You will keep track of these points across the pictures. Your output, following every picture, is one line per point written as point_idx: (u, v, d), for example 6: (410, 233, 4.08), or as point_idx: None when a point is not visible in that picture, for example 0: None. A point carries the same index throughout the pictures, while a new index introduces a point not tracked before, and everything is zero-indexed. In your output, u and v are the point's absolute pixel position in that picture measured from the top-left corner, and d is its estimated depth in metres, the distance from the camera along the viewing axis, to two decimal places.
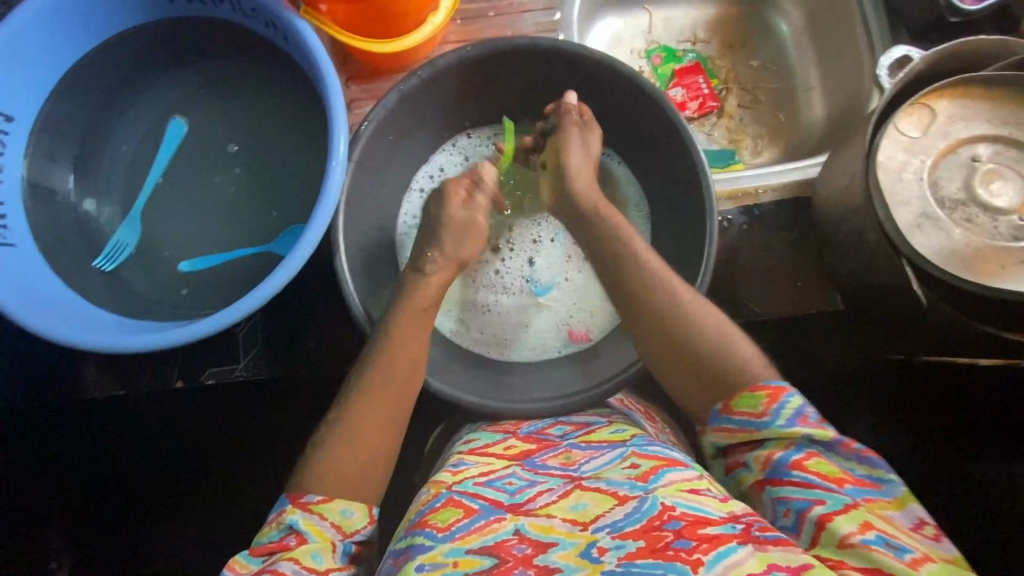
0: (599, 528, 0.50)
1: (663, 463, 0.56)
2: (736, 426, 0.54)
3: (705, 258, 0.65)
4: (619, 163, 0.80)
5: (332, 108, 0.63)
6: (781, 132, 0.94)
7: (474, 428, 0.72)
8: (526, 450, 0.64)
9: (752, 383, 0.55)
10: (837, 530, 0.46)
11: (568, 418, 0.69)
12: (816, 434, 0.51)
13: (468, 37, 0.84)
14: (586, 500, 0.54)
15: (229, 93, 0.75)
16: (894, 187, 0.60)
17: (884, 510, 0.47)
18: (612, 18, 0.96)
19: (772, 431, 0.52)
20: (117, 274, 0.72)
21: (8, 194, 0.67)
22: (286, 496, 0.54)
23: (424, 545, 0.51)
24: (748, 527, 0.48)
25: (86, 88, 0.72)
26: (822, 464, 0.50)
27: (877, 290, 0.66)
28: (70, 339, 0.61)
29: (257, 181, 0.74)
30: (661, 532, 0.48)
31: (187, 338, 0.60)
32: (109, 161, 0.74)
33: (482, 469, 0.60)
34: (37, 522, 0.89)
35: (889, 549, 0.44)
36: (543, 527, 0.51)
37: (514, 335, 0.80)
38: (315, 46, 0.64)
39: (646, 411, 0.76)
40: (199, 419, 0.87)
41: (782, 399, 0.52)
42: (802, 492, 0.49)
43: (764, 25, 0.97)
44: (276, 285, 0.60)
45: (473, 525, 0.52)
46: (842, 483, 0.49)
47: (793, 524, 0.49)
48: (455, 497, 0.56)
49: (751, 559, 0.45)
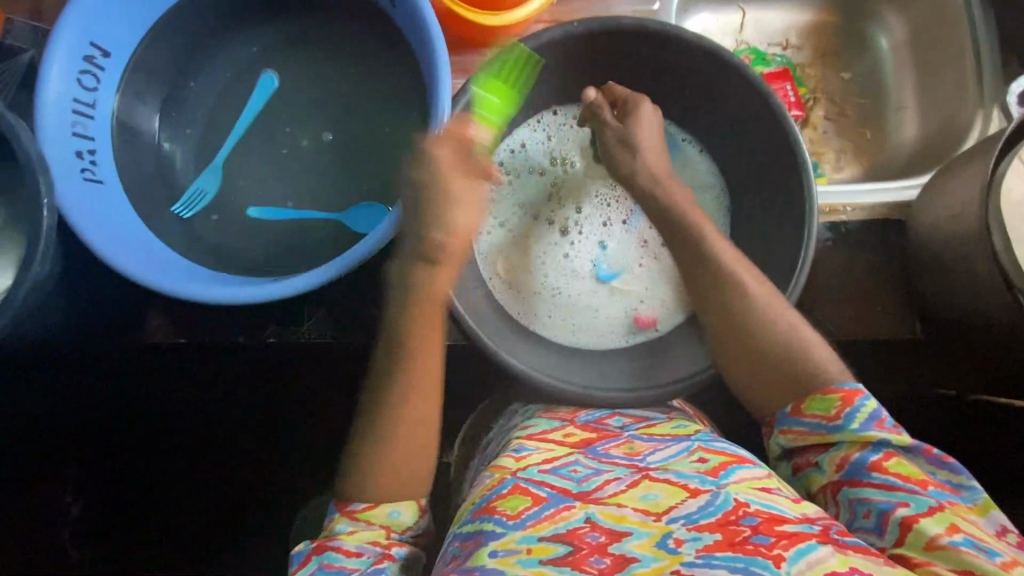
0: (673, 519, 0.49)
1: (732, 460, 0.56)
2: (807, 428, 0.54)
3: (800, 264, 0.64)
4: (699, 151, 0.79)
5: (439, 74, 0.61)
6: (867, 149, 0.91)
7: (529, 414, 0.69)
8: (586, 438, 0.63)
9: (824, 385, 0.54)
10: (925, 531, 0.45)
11: (627, 411, 0.67)
12: (893, 438, 0.50)
13: (562, 18, 0.81)
14: (655, 491, 0.53)
15: (319, 49, 0.74)
16: (1016, 220, 0.58)
17: (968, 514, 0.47)
18: (705, 13, 0.93)
19: (847, 434, 0.51)
20: (193, 222, 0.71)
21: (99, 131, 0.66)
22: (333, 504, 0.55)
23: (495, 532, 0.50)
24: (827, 529, 0.47)
25: (181, 31, 0.70)
26: (902, 466, 0.49)
27: (975, 323, 0.64)
28: (148, 282, 0.60)
29: (338, 142, 0.73)
30: (738, 526, 0.47)
31: (271, 296, 0.60)
32: (195, 109, 0.73)
33: (544, 456, 0.59)
34: (69, 462, 0.88)
35: (979, 552, 0.44)
36: (614, 515, 0.50)
37: (581, 319, 0.78)
38: (427, 11, 0.62)
39: (698, 415, 0.73)
40: (250, 376, 0.86)
41: (856, 403, 0.51)
42: (884, 493, 0.48)
43: (860, 38, 0.94)
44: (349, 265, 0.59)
45: (542, 513, 0.51)
46: (924, 485, 0.48)
47: (875, 525, 0.48)
48: (522, 484, 0.55)
49: (833, 558, 0.44)
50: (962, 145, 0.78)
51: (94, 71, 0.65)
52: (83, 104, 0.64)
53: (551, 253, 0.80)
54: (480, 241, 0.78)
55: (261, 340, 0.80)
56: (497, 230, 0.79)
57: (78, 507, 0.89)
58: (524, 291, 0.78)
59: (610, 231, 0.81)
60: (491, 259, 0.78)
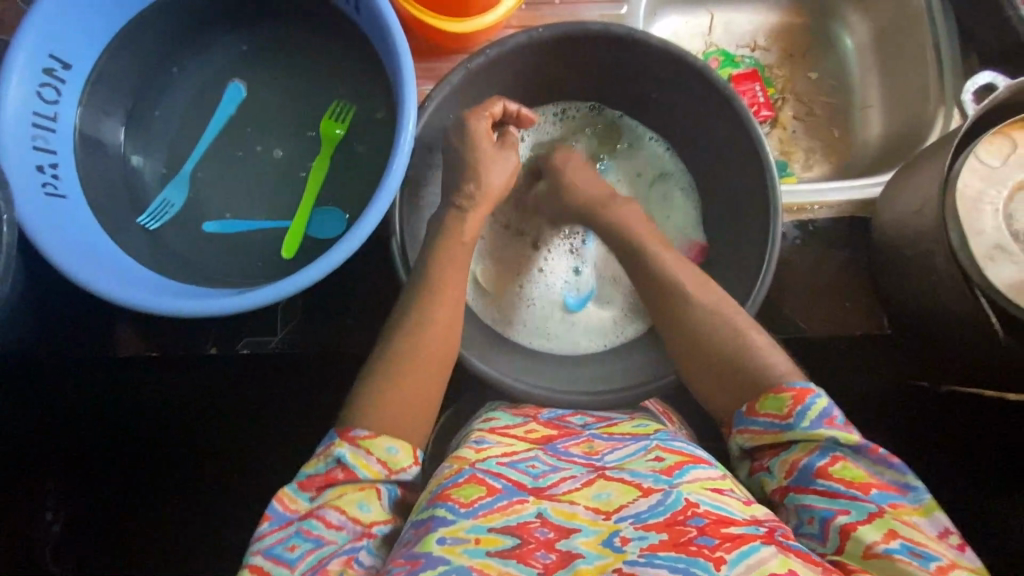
0: (623, 518, 0.50)
1: (688, 459, 0.56)
2: (761, 427, 0.54)
3: (765, 264, 0.65)
4: (665, 148, 0.80)
5: (404, 85, 0.61)
6: (834, 148, 0.93)
7: (493, 408, 0.70)
8: (547, 435, 0.63)
9: (775, 385, 0.55)
10: (862, 539, 0.47)
11: (590, 410, 0.68)
12: (840, 437, 0.51)
13: (531, 23, 0.82)
14: (608, 490, 0.53)
15: (286, 58, 0.73)
16: (971, 216, 0.59)
17: (909, 517, 0.48)
18: (675, 16, 0.94)
19: (797, 433, 0.52)
20: (161, 234, 0.71)
21: (61, 144, 0.65)
22: (334, 431, 0.54)
23: (446, 519, 0.49)
24: (771, 531, 0.49)
25: (145, 42, 0.70)
26: (847, 470, 0.50)
27: (937, 317, 0.65)
28: (114, 297, 0.59)
29: (306, 151, 0.73)
30: (685, 527, 0.48)
31: (240, 308, 0.59)
32: (161, 119, 0.72)
33: (504, 449, 0.59)
34: (42, 479, 0.87)
35: (913, 558, 0.45)
36: (565, 513, 0.51)
37: (566, 332, 0.79)
38: (391, 20, 0.62)
39: (666, 412, 0.73)
40: (224, 387, 0.85)
41: (806, 402, 0.52)
42: (826, 500, 0.50)
43: (826, 38, 0.96)
44: (344, 255, 0.59)
45: (495, 504, 0.51)
46: (868, 489, 0.49)
47: (817, 532, 0.50)
48: (479, 474, 0.54)
49: (774, 559, 0.45)
50: (923, 144, 0.80)
51: (54, 84, 0.64)
52: (44, 118, 0.63)
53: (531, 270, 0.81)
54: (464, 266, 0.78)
55: (234, 351, 0.79)
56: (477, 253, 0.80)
57: (60, 522, 0.88)
58: (507, 310, 0.79)
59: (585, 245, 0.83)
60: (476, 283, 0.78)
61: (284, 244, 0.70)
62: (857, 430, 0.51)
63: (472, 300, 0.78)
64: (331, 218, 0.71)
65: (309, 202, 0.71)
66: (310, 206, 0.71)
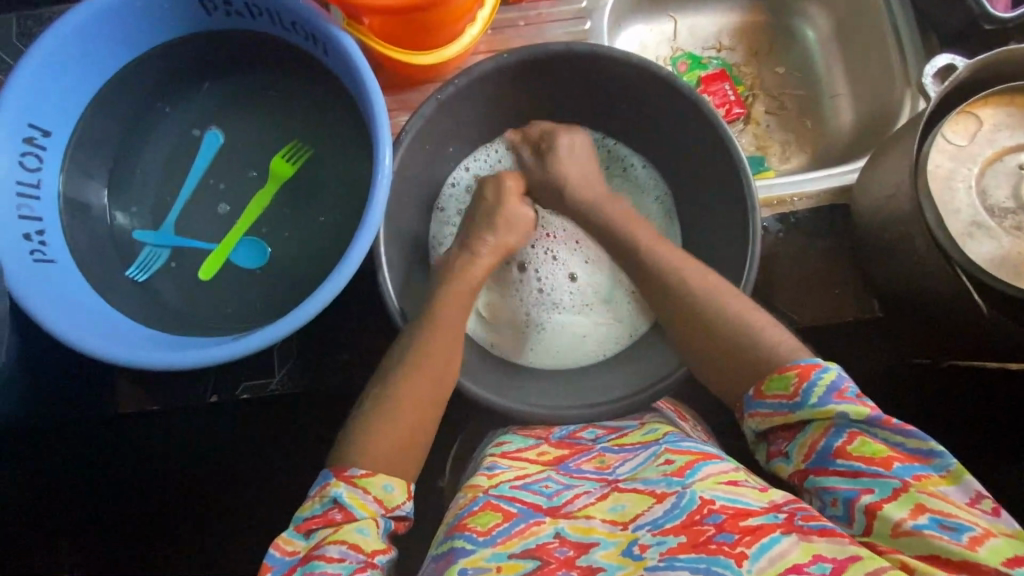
0: (640, 526, 0.49)
1: (698, 457, 0.55)
2: (771, 409, 0.53)
3: (749, 261, 0.65)
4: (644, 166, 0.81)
5: (376, 119, 0.62)
6: (808, 138, 0.94)
7: (504, 430, 0.71)
8: (559, 455, 0.63)
9: (780, 364, 0.54)
10: (889, 517, 0.45)
11: (601, 422, 0.68)
12: (852, 411, 0.49)
13: (499, 47, 0.83)
14: (623, 502, 0.53)
15: (262, 105, 0.75)
16: (944, 197, 0.60)
17: (936, 487, 0.45)
18: (638, 26, 0.96)
19: (807, 411, 0.50)
20: (151, 285, 0.71)
21: (47, 211, 0.66)
22: (328, 471, 0.53)
23: (465, 550, 0.50)
24: (791, 516, 0.47)
25: (121, 101, 0.71)
26: (865, 446, 0.48)
27: (924, 297, 0.66)
28: (104, 355, 0.60)
29: (289, 192, 0.74)
30: (703, 526, 0.47)
31: (228, 356, 0.59)
32: (143, 175, 0.74)
33: (517, 473, 0.59)
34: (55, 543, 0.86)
35: (944, 532, 0.43)
36: (582, 528, 0.51)
37: (573, 346, 0.79)
38: (358, 58, 0.63)
39: (679, 410, 0.73)
40: (228, 433, 0.85)
41: (812, 377, 0.51)
42: (848, 481, 0.48)
43: (788, 32, 0.97)
44: (331, 293, 0.59)
45: (513, 529, 0.51)
46: (889, 463, 0.47)
47: (843, 514, 0.48)
48: (493, 500, 0.54)
49: (796, 549, 0.44)
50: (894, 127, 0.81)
51: (36, 152, 0.65)
52: (28, 186, 0.64)
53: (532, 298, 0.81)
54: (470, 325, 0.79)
55: (234, 397, 0.77)
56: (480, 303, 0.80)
57: None
58: (509, 334, 0.79)
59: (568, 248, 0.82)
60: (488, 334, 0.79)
61: (202, 266, 0.72)
62: (870, 400, 0.49)
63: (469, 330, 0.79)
64: (253, 249, 0.72)
65: (238, 230, 0.72)
66: (239, 235, 0.72)
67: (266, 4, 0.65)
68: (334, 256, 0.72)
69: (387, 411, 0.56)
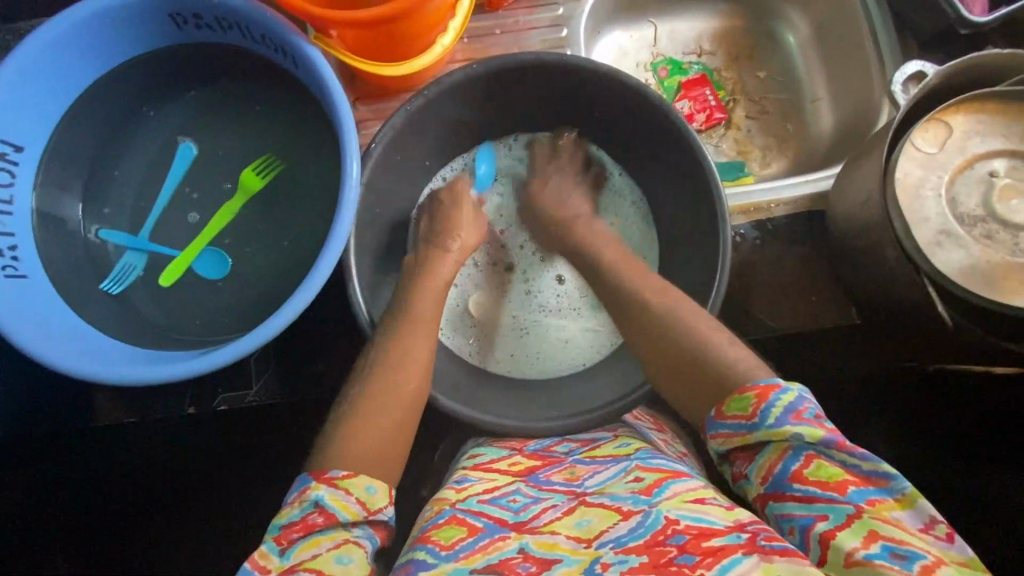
0: (603, 544, 0.49)
1: (667, 475, 0.55)
2: (730, 429, 0.52)
3: (720, 270, 0.65)
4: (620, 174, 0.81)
5: (344, 132, 0.62)
6: (789, 143, 0.94)
7: (478, 443, 0.70)
8: (530, 467, 0.63)
9: (740, 384, 0.53)
10: (841, 546, 0.45)
11: (574, 436, 0.68)
12: (808, 433, 0.48)
13: (475, 56, 0.83)
14: (589, 517, 0.53)
15: (236, 117, 0.75)
16: (913, 205, 0.60)
17: (890, 514, 0.45)
18: (618, 32, 0.96)
19: (763, 433, 0.49)
20: (125, 296, 0.72)
21: (19, 225, 0.66)
22: (308, 475, 0.53)
23: (426, 562, 0.49)
24: (754, 535, 0.47)
25: (94, 116, 0.71)
26: (821, 470, 0.48)
27: (896, 305, 0.66)
28: (73, 370, 0.60)
29: (264, 204, 0.74)
30: (665, 547, 0.47)
31: (194, 371, 0.59)
32: (118, 188, 0.74)
33: (486, 486, 0.59)
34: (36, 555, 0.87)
35: (895, 561, 0.43)
36: (546, 544, 0.50)
37: (554, 351, 0.79)
38: (325, 71, 0.63)
39: (657, 424, 0.74)
40: (207, 443, 0.85)
41: (769, 399, 0.50)
42: (804, 507, 0.48)
43: (769, 37, 0.97)
44: (300, 306, 0.59)
45: (477, 543, 0.51)
46: (845, 488, 0.47)
47: (799, 542, 0.48)
48: (459, 514, 0.54)
49: (756, 570, 0.44)
50: (872, 132, 0.81)
51: (7, 167, 0.65)
52: None
53: (509, 306, 0.81)
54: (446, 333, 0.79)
55: (211, 409, 0.77)
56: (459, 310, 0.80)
57: None
58: (487, 342, 0.80)
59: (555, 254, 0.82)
60: (466, 342, 0.79)
61: (165, 272, 0.72)
62: (827, 422, 0.49)
63: (447, 339, 0.79)
64: (217, 261, 0.73)
65: (201, 241, 0.73)
66: (201, 245, 0.73)
67: (236, 17, 0.65)
68: (307, 268, 0.72)
69: (354, 425, 0.56)
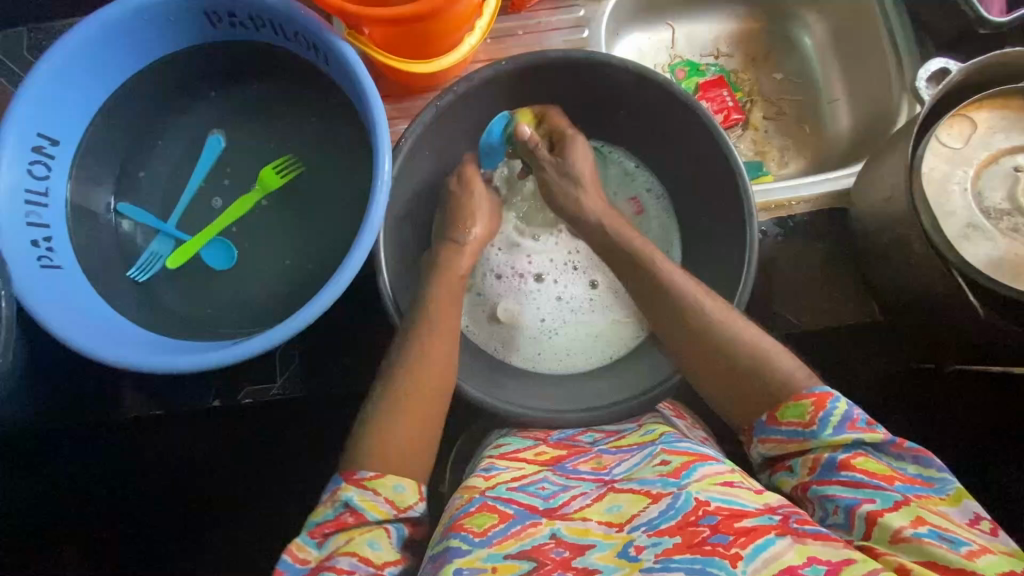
0: (635, 528, 0.49)
1: (695, 458, 0.55)
2: (784, 436, 0.52)
3: (747, 263, 0.65)
4: (638, 165, 0.82)
5: (377, 127, 0.63)
6: (806, 143, 0.95)
7: (504, 433, 0.71)
8: (556, 456, 0.63)
9: (795, 393, 0.52)
10: (888, 524, 0.45)
11: (599, 426, 0.68)
12: (866, 437, 0.48)
13: (498, 56, 0.85)
14: (620, 501, 0.53)
15: (266, 113, 0.76)
16: (940, 199, 0.61)
17: (937, 506, 0.45)
18: (636, 34, 0.97)
19: (821, 441, 0.49)
20: (151, 285, 0.72)
21: (54, 217, 0.67)
22: (339, 475, 0.53)
23: (460, 549, 0.49)
24: (786, 518, 0.47)
25: (128, 111, 0.72)
26: (870, 463, 0.48)
27: (919, 298, 0.66)
28: (109, 358, 0.60)
29: (292, 198, 0.75)
30: (697, 527, 0.47)
31: (226, 361, 0.60)
32: (149, 182, 0.75)
33: (514, 474, 0.59)
34: (57, 547, 0.87)
35: (943, 542, 0.43)
36: (579, 530, 0.51)
37: (575, 349, 0.80)
38: (356, 65, 0.64)
39: (678, 412, 0.72)
40: (230, 436, 0.86)
41: (828, 407, 0.49)
42: (850, 490, 0.47)
43: (786, 39, 0.98)
44: (333, 296, 0.60)
45: (509, 530, 0.51)
46: (892, 480, 0.47)
47: (843, 522, 0.47)
48: (490, 501, 0.54)
49: (790, 551, 0.44)
50: (891, 131, 0.81)
51: (44, 160, 0.66)
52: (36, 194, 0.66)
53: (531, 301, 0.81)
54: (467, 326, 0.80)
55: (236, 401, 0.78)
56: (480, 303, 0.81)
57: None
58: (508, 337, 0.80)
59: (589, 259, 0.83)
60: (486, 334, 0.80)
61: (171, 255, 0.72)
62: (881, 427, 0.49)
63: (468, 332, 0.79)
64: (223, 252, 0.73)
65: (211, 231, 0.73)
66: (213, 233, 0.73)
67: (270, 15, 0.66)
68: (335, 260, 0.73)
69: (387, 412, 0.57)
